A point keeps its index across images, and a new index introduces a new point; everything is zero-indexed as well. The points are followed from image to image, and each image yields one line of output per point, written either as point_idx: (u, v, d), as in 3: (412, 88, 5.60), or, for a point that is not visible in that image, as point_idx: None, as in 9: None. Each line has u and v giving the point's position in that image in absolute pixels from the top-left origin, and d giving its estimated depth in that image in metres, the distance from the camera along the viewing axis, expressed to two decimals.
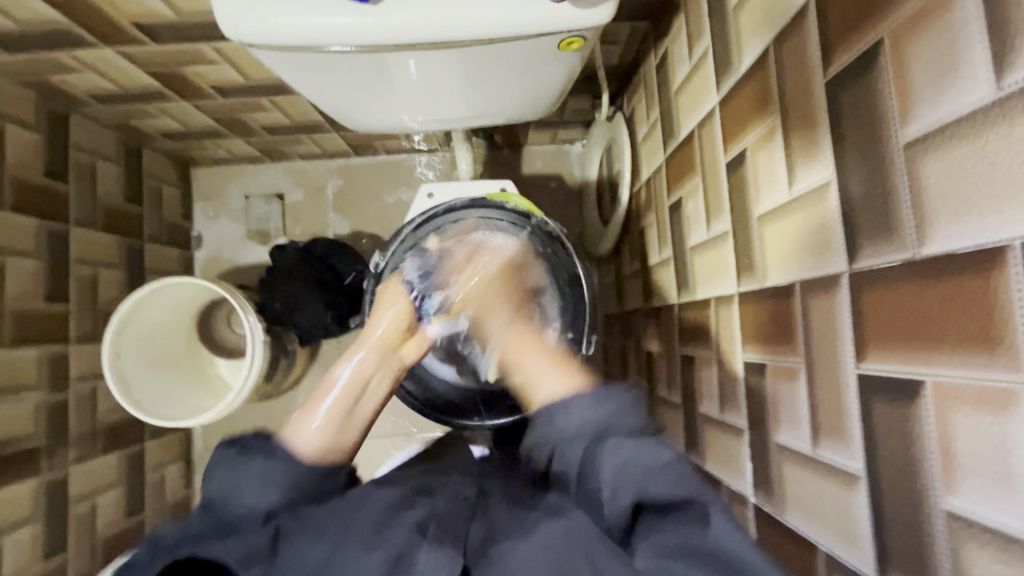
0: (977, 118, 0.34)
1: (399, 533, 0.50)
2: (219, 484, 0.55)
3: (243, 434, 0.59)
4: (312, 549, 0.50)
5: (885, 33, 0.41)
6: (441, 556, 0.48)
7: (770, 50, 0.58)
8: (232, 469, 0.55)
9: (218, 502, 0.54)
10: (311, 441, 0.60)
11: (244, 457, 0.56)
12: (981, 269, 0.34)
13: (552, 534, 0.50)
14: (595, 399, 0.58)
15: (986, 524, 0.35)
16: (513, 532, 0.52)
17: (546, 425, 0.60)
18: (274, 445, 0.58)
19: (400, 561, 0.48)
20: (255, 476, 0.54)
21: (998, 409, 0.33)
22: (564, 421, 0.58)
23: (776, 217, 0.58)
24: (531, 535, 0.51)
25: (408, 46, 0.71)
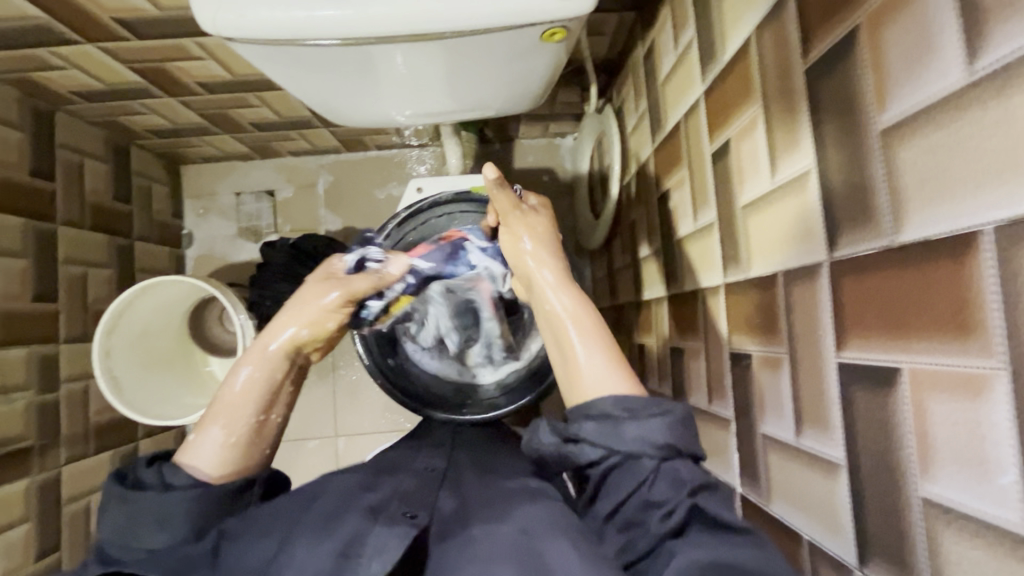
0: (951, 103, 0.34)
1: (348, 525, 0.52)
2: (118, 523, 0.54)
3: (134, 466, 0.58)
4: (258, 545, 0.54)
5: (861, 18, 0.41)
6: (389, 538, 0.49)
7: (752, 38, 0.58)
8: (126, 511, 0.54)
9: (117, 544, 0.53)
10: (210, 467, 0.59)
11: (138, 495, 0.54)
12: (955, 256, 0.34)
13: (528, 517, 0.52)
14: (672, 420, 0.51)
15: (961, 510, 0.35)
16: (485, 516, 0.54)
17: (606, 431, 0.52)
18: (175, 477, 0.56)
19: (351, 547, 0.49)
20: (154, 511, 0.53)
21: (972, 395, 0.33)
22: (633, 437, 0.51)
23: (759, 207, 0.58)
24: (508, 517, 0.53)
25: (390, 39, 0.71)
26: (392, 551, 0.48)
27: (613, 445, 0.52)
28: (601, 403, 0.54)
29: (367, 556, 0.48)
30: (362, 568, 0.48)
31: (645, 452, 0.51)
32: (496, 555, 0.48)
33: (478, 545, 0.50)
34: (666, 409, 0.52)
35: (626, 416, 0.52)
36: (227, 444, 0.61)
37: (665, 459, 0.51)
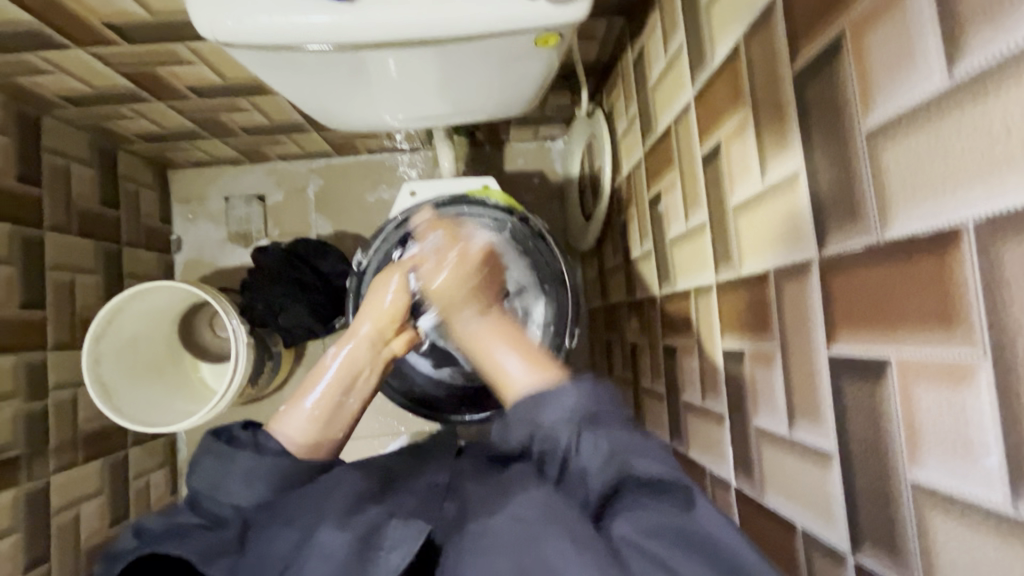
0: (933, 107, 0.36)
1: (365, 517, 0.50)
2: (204, 477, 0.56)
3: (229, 427, 0.59)
4: (284, 533, 0.50)
5: (847, 26, 0.43)
6: (406, 532, 0.49)
7: (741, 44, 0.60)
8: (219, 465, 0.56)
9: (203, 496, 0.55)
10: (296, 438, 0.63)
11: (233, 449, 0.56)
12: (938, 251, 0.36)
13: (523, 502, 0.48)
14: (584, 388, 0.53)
15: (949, 494, 0.36)
16: (482, 510, 0.51)
17: (524, 412, 0.54)
18: (264, 438, 0.59)
19: (368, 539, 0.48)
20: (240, 473, 0.55)
21: (956, 383, 0.35)
22: (550, 412, 0.52)
23: (749, 207, 0.60)
24: (503, 507, 0.49)
25: (386, 44, 0.72)
26: (411, 544, 0.48)
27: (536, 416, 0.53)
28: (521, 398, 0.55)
29: (386, 549, 0.48)
30: (381, 562, 0.47)
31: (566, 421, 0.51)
32: (496, 549, 0.45)
33: (472, 538, 0.47)
34: (575, 384, 0.53)
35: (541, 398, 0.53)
36: (313, 418, 0.65)
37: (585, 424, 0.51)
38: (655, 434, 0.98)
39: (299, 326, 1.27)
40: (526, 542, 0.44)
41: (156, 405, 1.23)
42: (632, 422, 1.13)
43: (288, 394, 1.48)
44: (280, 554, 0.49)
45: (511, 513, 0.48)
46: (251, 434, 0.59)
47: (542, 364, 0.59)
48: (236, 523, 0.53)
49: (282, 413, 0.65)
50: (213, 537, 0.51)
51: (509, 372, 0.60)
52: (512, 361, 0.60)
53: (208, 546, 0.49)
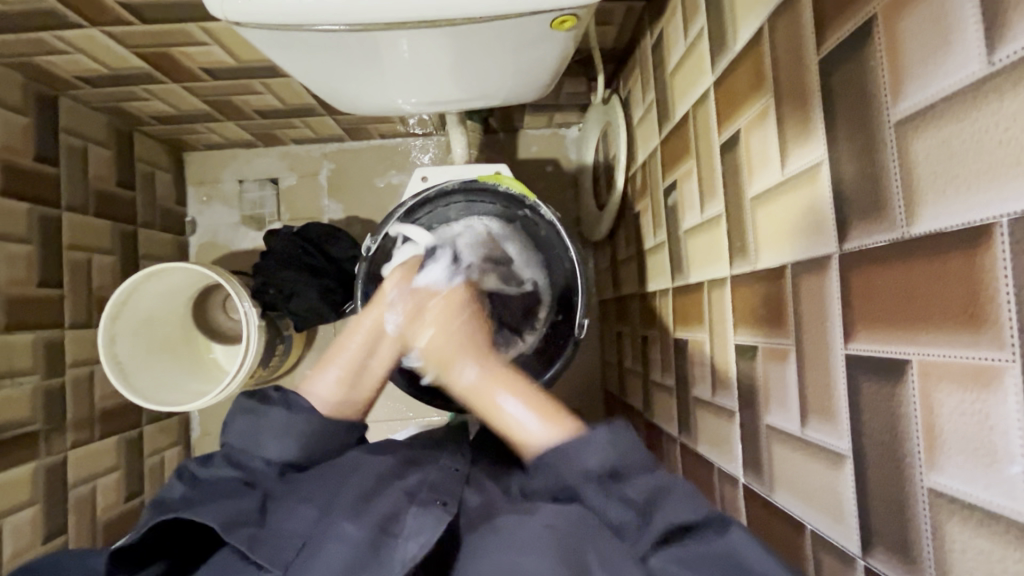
0: (969, 97, 0.34)
1: (383, 503, 0.52)
2: (238, 436, 0.60)
3: (263, 389, 0.64)
4: (300, 511, 0.53)
5: (878, 8, 0.41)
6: (426, 520, 0.50)
7: (764, 29, 0.58)
8: (256, 420, 0.60)
9: (242, 453, 0.59)
10: (325, 397, 0.70)
11: (265, 408, 0.60)
12: (967, 247, 0.34)
13: (553, 514, 0.48)
14: (608, 430, 0.52)
15: (968, 501, 0.35)
16: (512, 511, 0.52)
17: (556, 464, 0.53)
18: (294, 398, 0.63)
19: (387, 527, 0.49)
20: (273, 430, 0.60)
21: (982, 387, 0.34)
22: (587, 455, 0.51)
23: (768, 199, 0.58)
24: (533, 514, 0.50)
25: (400, 24, 0.70)
26: (429, 533, 0.49)
27: (564, 475, 0.52)
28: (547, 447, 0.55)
29: (404, 537, 0.49)
30: (397, 551, 0.48)
31: (593, 475, 0.51)
32: (522, 549, 0.45)
33: (499, 537, 0.47)
34: (604, 425, 0.52)
35: (567, 443, 0.53)
36: (339, 380, 0.72)
37: (609, 478, 0.50)
38: (664, 427, 0.97)
39: (307, 310, 1.27)
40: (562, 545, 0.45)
41: (169, 385, 1.25)
42: (641, 414, 1.12)
43: (298, 376, 1.49)
44: (298, 531, 0.51)
45: (541, 521, 0.48)
46: (282, 392, 0.63)
47: (551, 416, 0.59)
48: (258, 494, 0.55)
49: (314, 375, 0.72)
50: (235, 502, 0.52)
51: (518, 423, 0.59)
52: (517, 409, 0.60)
53: (233, 509, 0.51)
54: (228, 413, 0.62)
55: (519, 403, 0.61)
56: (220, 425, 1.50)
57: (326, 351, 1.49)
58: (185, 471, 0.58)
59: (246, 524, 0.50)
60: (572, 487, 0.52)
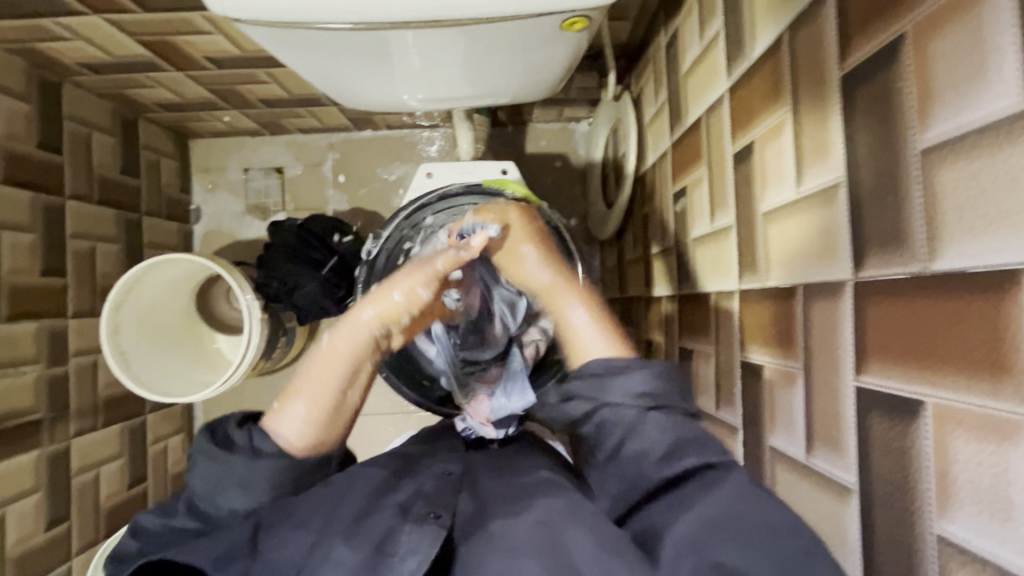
0: (1002, 132, 0.32)
1: (377, 524, 0.54)
2: (201, 479, 0.56)
3: (223, 424, 0.59)
4: (295, 538, 0.56)
5: (907, 27, 0.38)
6: (421, 538, 0.52)
7: (783, 38, 0.55)
8: (217, 468, 0.55)
9: (200, 499, 0.56)
10: (295, 440, 0.59)
11: (223, 453, 0.56)
12: (991, 292, 0.32)
13: (544, 510, 0.56)
14: (650, 369, 0.55)
15: (979, 554, 0.34)
16: (503, 511, 0.58)
17: (595, 386, 0.57)
18: (256, 441, 0.58)
19: (383, 545, 0.53)
20: (235, 477, 0.55)
21: (1001, 439, 0.32)
22: (615, 390, 0.56)
23: (780, 215, 0.56)
24: (525, 511, 0.57)
25: (406, 23, 0.68)
26: (426, 550, 0.52)
27: (600, 398, 0.56)
28: (590, 364, 0.59)
29: (399, 556, 0.52)
30: (395, 567, 0.51)
31: (629, 403, 0.55)
32: (520, 552, 0.52)
33: (497, 541, 0.54)
34: (642, 364, 0.56)
35: (610, 370, 0.57)
36: (307, 419, 0.60)
37: (649, 408, 0.54)
38: None
39: (312, 304, 1.26)
40: (549, 544, 0.52)
41: (172, 376, 1.25)
42: None
43: None
44: (291, 557, 0.55)
45: (537, 519, 0.55)
46: (246, 436, 0.57)
47: (614, 341, 0.63)
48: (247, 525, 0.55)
49: (281, 408, 0.61)
50: (223, 539, 0.53)
51: (578, 330, 0.66)
52: (583, 322, 0.66)
53: (218, 551, 0.52)
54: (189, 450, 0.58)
55: (588, 317, 0.66)
56: (222, 414, 1.50)
57: None
58: (139, 527, 0.57)
59: (238, 558, 0.53)
60: (603, 410, 0.56)
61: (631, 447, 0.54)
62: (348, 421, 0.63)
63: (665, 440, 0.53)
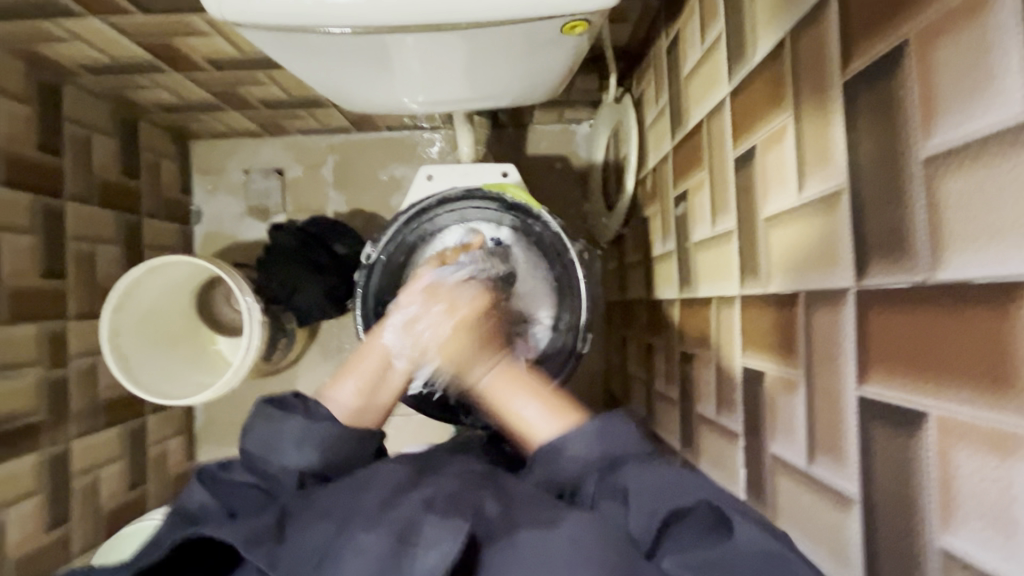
0: (1007, 142, 0.31)
1: (403, 510, 0.46)
2: (257, 439, 0.57)
3: (282, 395, 0.61)
4: (318, 526, 0.47)
5: (910, 33, 0.38)
6: (442, 529, 0.44)
7: (785, 42, 0.55)
8: (275, 426, 0.57)
9: (258, 459, 0.56)
10: (347, 406, 0.65)
11: (282, 414, 0.58)
12: (995, 303, 0.32)
13: (577, 526, 0.43)
14: (594, 424, 0.53)
15: (980, 568, 0.33)
16: (535, 521, 0.46)
17: (548, 460, 0.54)
18: (314, 406, 0.60)
19: (406, 536, 0.44)
20: (292, 436, 0.56)
21: (1004, 452, 0.32)
22: (568, 459, 0.53)
23: (782, 221, 0.55)
24: (558, 524, 0.44)
25: (405, 27, 0.68)
26: (450, 544, 0.43)
27: (561, 456, 0.53)
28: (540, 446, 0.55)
29: (422, 547, 0.43)
30: (417, 562, 0.42)
31: (585, 468, 0.52)
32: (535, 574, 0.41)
33: (523, 561, 0.42)
34: (597, 418, 0.54)
35: (554, 445, 0.54)
36: (358, 392, 0.67)
37: (603, 469, 0.51)
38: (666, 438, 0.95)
39: (314, 307, 1.27)
40: (580, 564, 0.40)
41: (172, 378, 1.25)
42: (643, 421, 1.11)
43: (301, 370, 1.49)
44: (315, 545, 0.46)
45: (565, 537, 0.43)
46: (303, 399, 0.60)
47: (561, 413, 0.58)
48: (275, 510, 0.50)
49: (335, 381, 0.68)
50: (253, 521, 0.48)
51: (531, 424, 0.58)
52: (529, 411, 0.59)
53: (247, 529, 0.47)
54: (246, 418, 0.59)
55: (540, 410, 0.59)
56: (223, 415, 1.50)
57: (330, 345, 1.49)
58: (205, 472, 0.55)
59: (263, 542, 0.46)
60: (574, 484, 0.53)
61: (623, 490, 0.48)
62: (394, 397, 0.70)
63: (627, 486, 0.48)
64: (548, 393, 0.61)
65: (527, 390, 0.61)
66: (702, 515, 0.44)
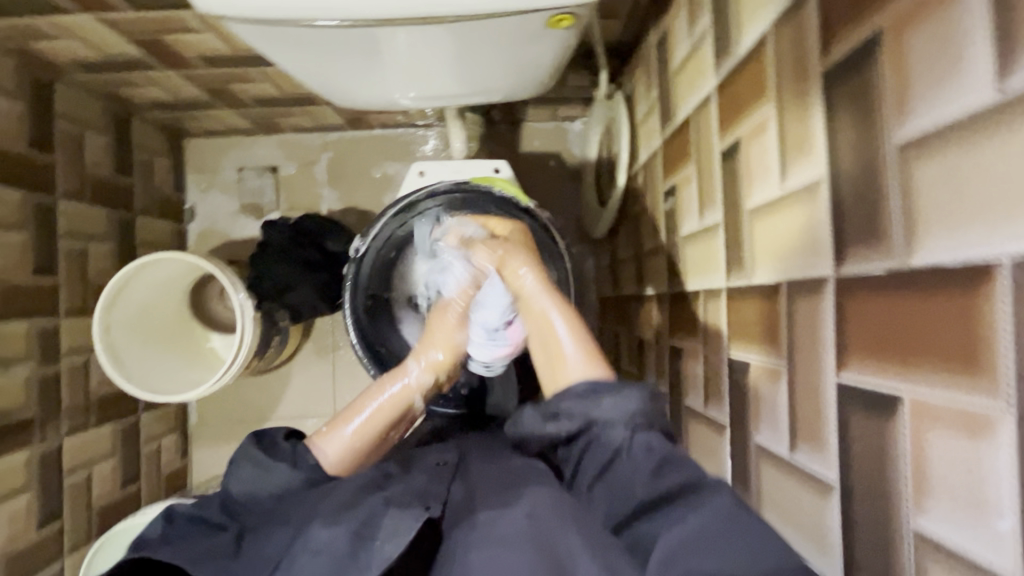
0: (976, 127, 0.32)
1: (363, 508, 0.51)
2: (234, 479, 0.56)
3: (271, 432, 0.61)
4: (279, 533, 0.52)
5: (886, 21, 0.38)
6: (400, 520, 0.50)
7: (769, 34, 0.55)
8: (256, 470, 0.56)
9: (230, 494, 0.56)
10: (337, 459, 0.64)
11: (269, 459, 0.57)
12: (966, 286, 0.32)
13: (536, 507, 0.51)
14: (642, 391, 0.53)
15: (953, 549, 0.34)
16: (492, 502, 0.53)
17: (579, 405, 0.54)
18: (302, 452, 0.60)
19: (365, 531, 0.49)
20: (263, 478, 0.56)
21: (975, 434, 0.32)
22: (608, 405, 0.53)
23: (766, 212, 0.56)
24: (514, 503, 0.52)
25: (393, 20, 0.68)
26: (405, 532, 0.49)
27: (590, 415, 0.54)
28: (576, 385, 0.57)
29: (381, 539, 0.49)
30: (375, 554, 0.48)
31: (619, 421, 0.52)
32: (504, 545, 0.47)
33: (483, 530, 0.49)
34: (641, 387, 0.54)
35: (597, 390, 0.55)
36: (353, 442, 0.65)
37: (640, 428, 0.52)
38: None
39: (307, 305, 1.27)
40: (540, 538, 0.47)
41: (164, 375, 1.25)
42: None
43: (295, 367, 1.49)
44: (273, 552, 0.50)
45: (523, 514, 0.50)
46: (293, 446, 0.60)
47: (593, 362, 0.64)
48: (235, 528, 0.55)
49: (327, 430, 0.65)
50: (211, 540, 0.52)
51: (565, 358, 0.65)
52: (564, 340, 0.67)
53: (201, 550, 0.51)
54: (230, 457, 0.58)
55: (566, 329, 0.68)
56: (217, 413, 1.50)
57: (323, 342, 1.49)
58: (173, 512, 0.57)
59: (222, 557, 0.51)
60: (592, 428, 0.53)
61: (625, 461, 0.50)
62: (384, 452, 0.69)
63: (659, 452, 0.50)
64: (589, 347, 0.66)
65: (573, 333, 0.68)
66: (698, 500, 0.46)
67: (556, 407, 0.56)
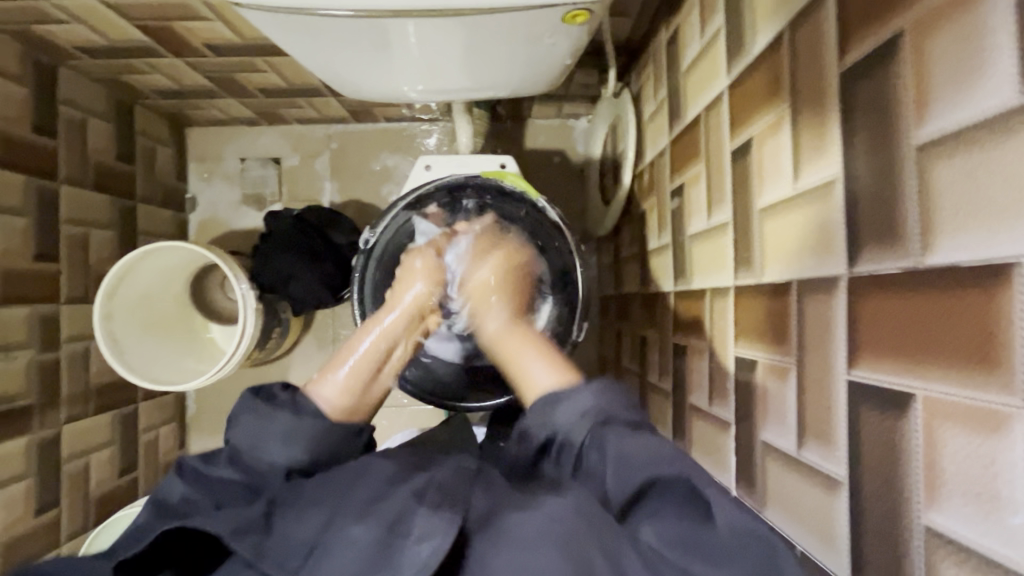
0: (998, 127, 0.32)
1: (392, 504, 0.49)
2: (245, 434, 0.58)
3: (269, 387, 0.63)
4: (308, 517, 0.49)
5: (906, 23, 0.39)
6: (438, 523, 0.46)
7: (783, 34, 0.55)
8: (259, 420, 0.58)
9: (244, 452, 0.57)
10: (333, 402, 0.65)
11: (269, 408, 0.59)
12: (983, 285, 0.33)
13: (561, 503, 0.47)
14: (594, 388, 0.57)
15: (965, 544, 0.34)
16: (517, 503, 0.50)
17: (540, 416, 0.59)
18: (300, 402, 0.62)
19: (395, 529, 0.47)
20: (274, 431, 0.57)
21: (989, 430, 0.33)
22: (564, 412, 0.57)
23: (777, 211, 0.56)
24: (535, 505, 0.48)
25: (407, 12, 0.68)
26: (442, 537, 0.45)
27: (551, 421, 0.58)
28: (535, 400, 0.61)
29: (415, 538, 0.46)
30: (407, 553, 0.45)
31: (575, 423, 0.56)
32: (532, 544, 0.44)
33: (508, 534, 0.46)
34: (592, 385, 0.58)
35: (554, 400, 0.59)
36: (346, 386, 0.67)
37: (596, 422, 0.55)
38: (658, 429, 0.96)
39: (310, 296, 1.26)
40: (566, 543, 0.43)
41: (165, 364, 1.24)
42: None
43: (295, 359, 1.49)
44: (305, 537, 0.48)
45: (551, 512, 0.46)
46: (291, 393, 0.62)
47: (561, 371, 0.64)
48: (262, 503, 0.52)
49: (320, 377, 0.68)
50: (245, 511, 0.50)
51: (536, 379, 0.64)
52: (541, 371, 0.64)
53: (237, 521, 0.49)
54: (232, 410, 0.61)
55: (546, 367, 0.65)
56: (215, 404, 1.50)
57: (324, 335, 1.48)
58: (186, 466, 0.56)
59: (250, 533, 0.48)
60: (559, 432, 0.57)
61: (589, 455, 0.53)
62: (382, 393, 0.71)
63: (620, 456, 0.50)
64: (557, 359, 0.66)
65: (544, 358, 0.66)
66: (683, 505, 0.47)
67: (523, 427, 0.61)
